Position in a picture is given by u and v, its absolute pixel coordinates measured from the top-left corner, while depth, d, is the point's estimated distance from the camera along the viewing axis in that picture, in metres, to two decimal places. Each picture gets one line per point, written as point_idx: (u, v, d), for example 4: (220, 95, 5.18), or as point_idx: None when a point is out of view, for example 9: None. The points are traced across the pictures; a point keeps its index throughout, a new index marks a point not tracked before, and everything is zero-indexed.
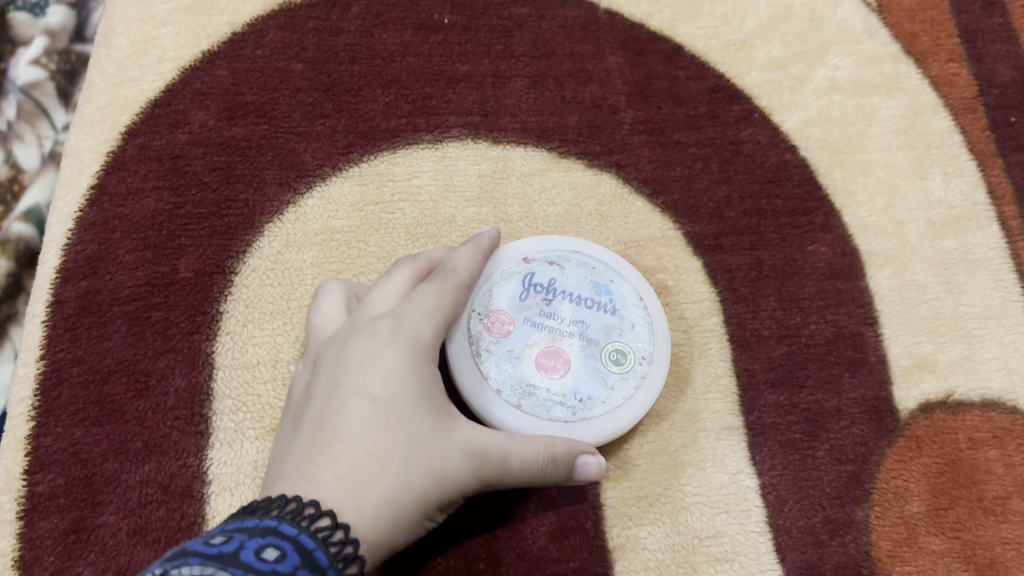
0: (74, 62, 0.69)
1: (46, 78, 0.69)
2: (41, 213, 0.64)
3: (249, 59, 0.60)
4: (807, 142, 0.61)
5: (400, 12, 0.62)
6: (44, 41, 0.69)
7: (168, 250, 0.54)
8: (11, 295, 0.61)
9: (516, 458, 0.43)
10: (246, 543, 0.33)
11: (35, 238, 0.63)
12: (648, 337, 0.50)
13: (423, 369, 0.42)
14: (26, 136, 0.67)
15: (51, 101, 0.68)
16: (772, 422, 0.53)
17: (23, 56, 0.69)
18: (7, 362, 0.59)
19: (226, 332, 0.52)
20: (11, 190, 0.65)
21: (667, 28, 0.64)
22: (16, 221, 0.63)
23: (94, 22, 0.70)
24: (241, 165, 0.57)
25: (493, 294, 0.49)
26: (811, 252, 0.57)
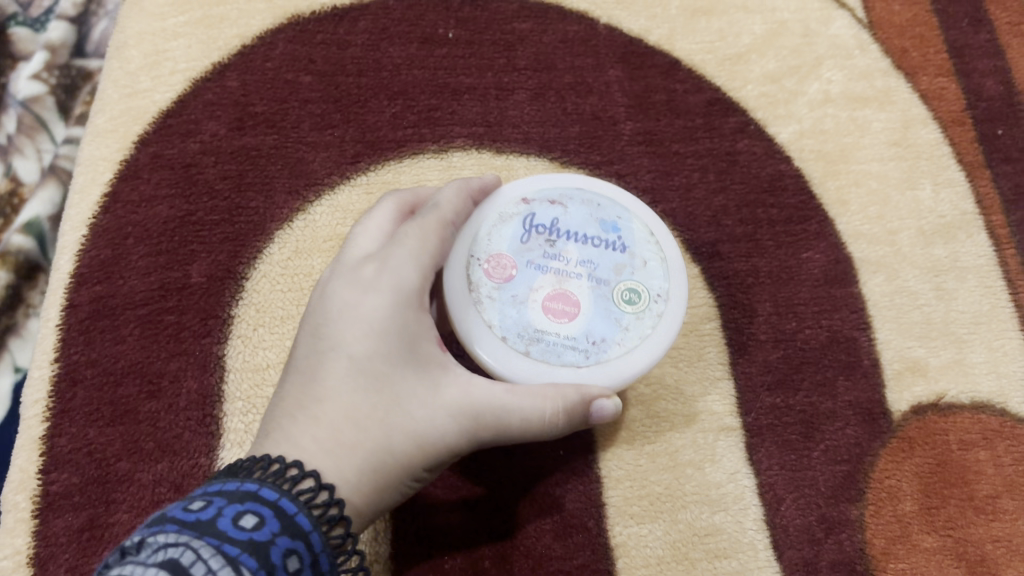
0: (74, 77, 0.71)
1: (46, 92, 0.70)
2: (42, 226, 0.65)
3: (259, 71, 0.62)
4: (801, 153, 0.63)
5: (405, 26, 0.64)
6: (45, 55, 0.71)
7: (180, 256, 0.56)
8: (10, 305, 0.63)
9: (515, 415, 0.41)
10: (224, 509, 0.35)
11: (35, 250, 0.64)
12: (662, 274, 0.47)
13: (406, 318, 0.42)
14: (25, 149, 0.69)
15: (51, 114, 0.70)
16: (769, 423, 0.54)
17: (23, 71, 0.71)
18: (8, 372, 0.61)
19: (237, 335, 0.54)
20: (11, 204, 0.67)
21: (664, 43, 0.66)
22: (15, 233, 0.65)
23: (94, 38, 0.72)
24: (252, 174, 0.58)
25: (492, 238, 0.46)
26: (806, 259, 0.59)
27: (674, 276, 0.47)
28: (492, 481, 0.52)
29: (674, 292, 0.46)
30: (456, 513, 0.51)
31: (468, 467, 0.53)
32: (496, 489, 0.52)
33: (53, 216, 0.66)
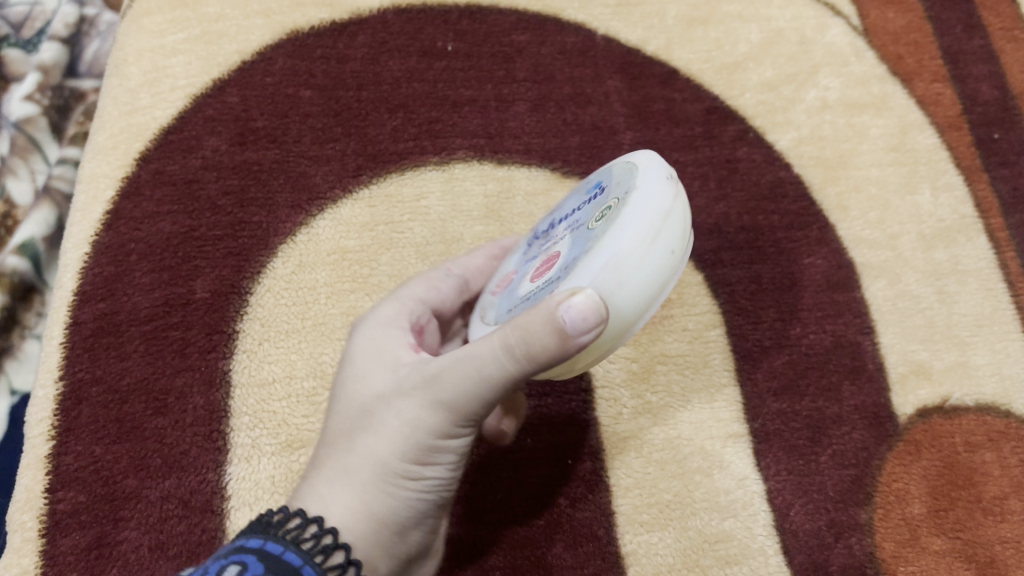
0: (67, 97, 0.72)
1: (39, 113, 0.70)
2: (37, 247, 0.65)
3: (260, 87, 0.62)
4: (800, 160, 0.63)
5: (404, 40, 0.64)
6: (38, 76, 0.71)
7: (184, 271, 0.55)
8: (6, 327, 0.63)
9: (463, 368, 0.37)
10: (209, 568, 0.35)
11: (31, 271, 0.64)
12: (635, 171, 0.38)
13: (376, 337, 0.44)
14: (18, 170, 0.68)
15: (45, 136, 0.70)
16: (776, 429, 0.54)
17: (16, 92, 0.70)
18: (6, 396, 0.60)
19: (243, 350, 0.53)
20: (4, 225, 0.66)
21: (662, 53, 0.67)
22: (9, 254, 0.64)
23: (86, 58, 0.74)
24: (254, 189, 0.58)
25: (505, 272, 0.47)
26: (808, 264, 0.59)
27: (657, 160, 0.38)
28: (501, 492, 0.52)
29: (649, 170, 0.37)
30: (465, 523, 0.52)
31: (479, 478, 0.53)
32: (505, 501, 0.52)
33: (46, 238, 0.66)
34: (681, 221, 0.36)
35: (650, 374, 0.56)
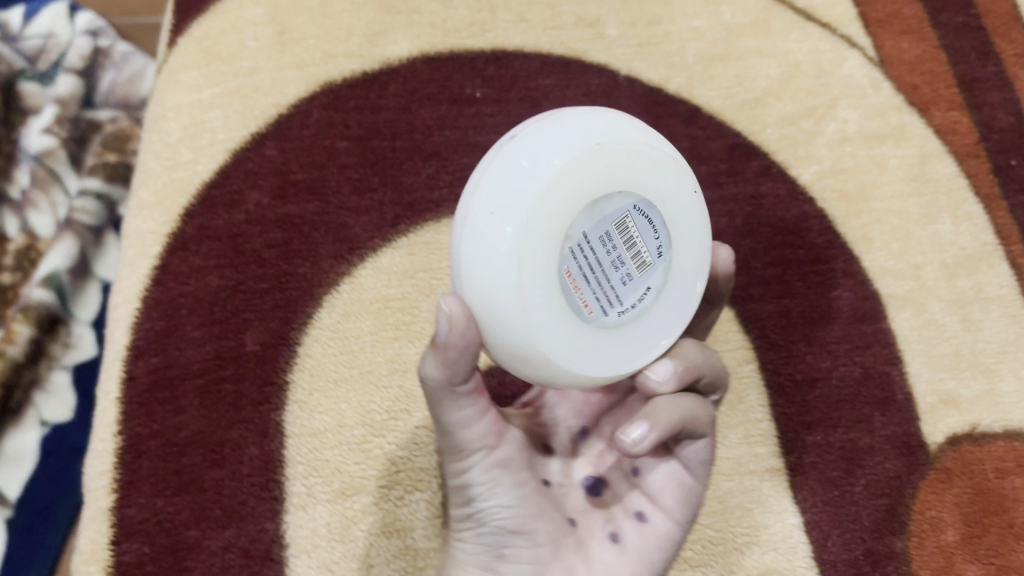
0: (84, 128, 0.83)
1: (57, 145, 0.81)
2: (59, 280, 0.76)
3: (297, 139, 0.63)
4: (823, 193, 0.65)
5: (434, 87, 0.66)
6: (55, 109, 0.81)
7: (233, 324, 0.57)
8: (34, 358, 0.74)
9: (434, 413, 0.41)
10: None
11: (55, 303, 0.75)
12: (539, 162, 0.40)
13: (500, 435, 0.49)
14: (40, 204, 0.80)
15: (63, 168, 0.81)
16: (812, 462, 0.56)
17: (36, 124, 0.81)
18: (34, 426, 0.72)
19: (294, 400, 0.55)
20: (29, 257, 0.79)
21: (684, 91, 0.69)
22: (36, 288, 0.75)
23: (101, 89, 0.84)
24: (297, 241, 0.60)
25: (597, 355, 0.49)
26: (835, 297, 0.61)
27: (518, 131, 0.38)
28: None
29: (497, 147, 0.39)
30: None
31: None
32: None
33: (69, 269, 0.76)
34: (516, 179, 0.36)
35: None
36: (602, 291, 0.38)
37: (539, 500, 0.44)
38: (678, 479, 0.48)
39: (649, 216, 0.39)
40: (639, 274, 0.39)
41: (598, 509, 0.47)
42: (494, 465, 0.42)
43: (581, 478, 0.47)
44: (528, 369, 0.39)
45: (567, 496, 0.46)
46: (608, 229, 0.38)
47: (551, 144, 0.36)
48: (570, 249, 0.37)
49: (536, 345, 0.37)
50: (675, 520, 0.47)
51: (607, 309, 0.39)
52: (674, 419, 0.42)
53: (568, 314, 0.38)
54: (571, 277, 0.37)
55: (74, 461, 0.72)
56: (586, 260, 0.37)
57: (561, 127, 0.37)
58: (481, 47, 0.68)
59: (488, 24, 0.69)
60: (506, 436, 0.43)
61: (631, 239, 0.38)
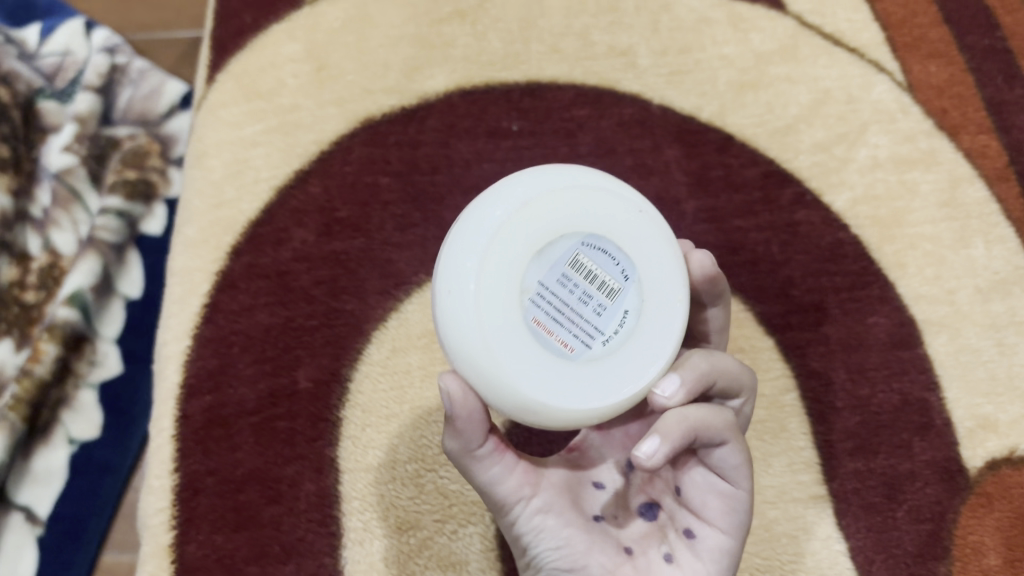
0: (103, 145, 0.84)
1: (77, 163, 0.82)
2: (84, 298, 0.76)
3: (340, 176, 0.65)
4: (857, 220, 0.66)
5: (471, 121, 0.68)
6: (75, 126, 0.82)
7: (285, 362, 0.59)
8: (60, 377, 0.75)
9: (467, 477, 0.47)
10: None
11: (79, 321, 0.75)
12: None
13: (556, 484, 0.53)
14: (62, 222, 0.81)
15: (84, 186, 0.82)
16: (854, 488, 0.57)
17: (56, 143, 0.82)
18: (63, 446, 0.73)
19: (348, 436, 0.56)
20: (53, 274, 0.80)
21: (716, 119, 0.70)
22: (61, 306, 0.75)
23: (119, 106, 0.85)
24: (344, 278, 0.61)
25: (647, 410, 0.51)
26: (872, 323, 0.62)
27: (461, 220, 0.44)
28: None
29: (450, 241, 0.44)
30: None
31: None
32: None
33: (93, 287, 0.76)
34: (463, 254, 0.41)
35: None
36: (577, 328, 0.41)
37: (588, 534, 0.47)
38: (719, 492, 0.48)
39: (601, 247, 0.42)
40: (611, 302, 0.42)
41: (653, 534, 0.49)
42: (536, 511, 0.46)
43: (636, 507, 0.50)
44: (527, 416, 0.42)
45: (621, 526, 0.49)
46: (565, 270, 0.41)
47: (483, 218, 0.42)
48: (531, 298, 0.41)
49: (522, 391, 0.41)
50: (726, 531, 0.48)
51: (590, 342, 0.42)
52: (685, 430, 0.41)
53: (548, 357, 0.41)
54: (541, 323, 0.41)
55: (103, 477, 0.74)
56: (551, 303, 0.41)
57: (494, 194, 0.42)
58: (516, 80, 0.70)
59: (521, 56, 0.71)
60: (544, 485, 0.47)
61: (591, 273, 0.42)
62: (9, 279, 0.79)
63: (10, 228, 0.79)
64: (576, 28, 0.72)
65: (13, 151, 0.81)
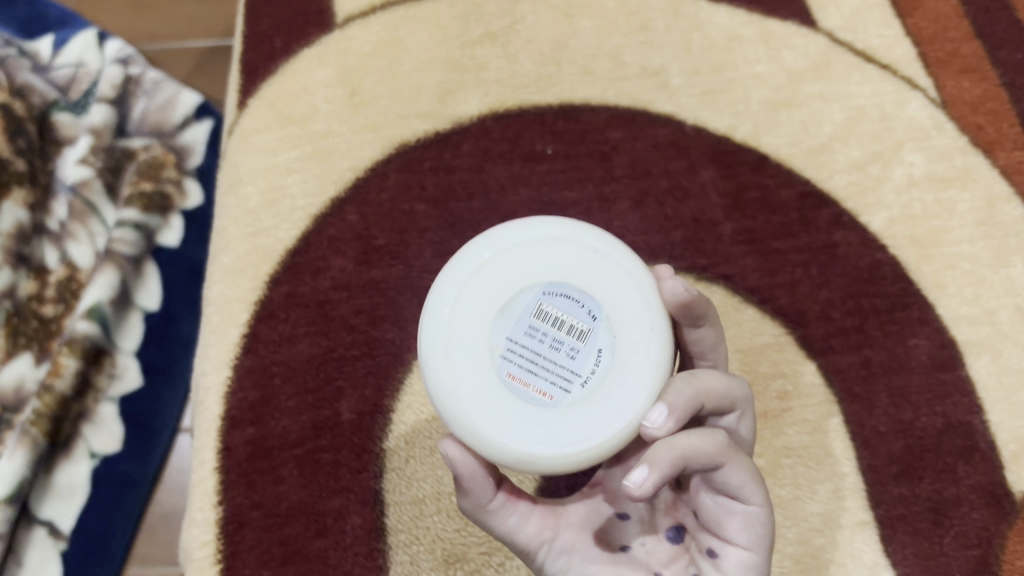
0: (118, 156, 0.84)
1: (93, 175, 0.82)
2: (102, 312, 0.77)
3: (376, 203, 0.65)
4: (894, 240, 0.65)
5: (506, 145, 0.68)
6: (90, 139, 0.83)
7: (328, 393, 0.59)
8: (82, 391, 0.76)
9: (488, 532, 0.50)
10: None
11: (99, 335, 0.77)
12: None
13: None
14: (79, 235, 0.82)
15: (99, 198, 0.82)
16: (899, 514, 0.57)
17: (71, 155, 0.83)
18: (85, 460, 0.75)
19: (391, 468, 0.57)
20: (71, 288, 0.81)
21: (751, 138, 0.69)
22: (80, 320, 0.77)
23: (134, 117, 0.87)
24: (384, 306, 0.61)
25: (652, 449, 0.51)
26: (913, 345, 0.62)
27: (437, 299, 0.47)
28: None
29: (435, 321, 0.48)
30: None
31: None
32: None
33: (111, 301, 0.78)
34: (433, 329, 0.45)
35: (777, 469, 0.58)
36: (554, 374, 0.43)
37: (615, 564, 0.49)
38: (733, 512, 0.46)
39: (563, 294, 0.44)
40: (584, 344, 0.43)
41: (683, 556, 0.50)
42: (559, 552, 0.49)
43: (663, 532, 0.50)
44: (526, 467, 0.43)
45: (650, 553, 0.50)
46: (530, 322, 0.44)
47: (445, 293, 0.45)
48: (502, 355, 0.43)
49: (509, 442, 0.43)
50: (747, 547, 0.46)
51: (568, 387, 0.43)
52: (674, 459, 0.41)
53: (530, 407, 0.43)
54: (516, 376, 0.43)
55: (126, 492, 0.75)
56: (522, 356, 0.43)
57: (454, 267, 0.46)
58: (549, 102, 0.69)
59: (554, 78, 0.70)
60: (564, 525, 0.50)
61: (559, 320, 0.44)
62: (27, 294, 0.80)
63: (27, 241, 0.80)
64: (607, 49, 0.72)
65: (30, 164, 0.81)
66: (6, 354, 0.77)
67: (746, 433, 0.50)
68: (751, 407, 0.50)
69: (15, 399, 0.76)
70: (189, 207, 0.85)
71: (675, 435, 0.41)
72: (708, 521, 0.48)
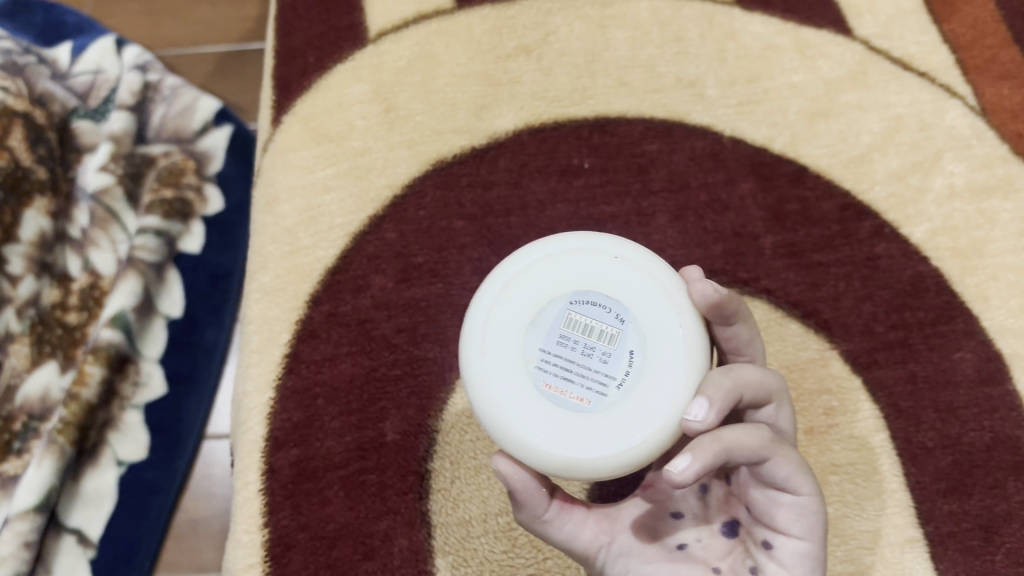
0: (138, 163, 0.84)
1: (114, 182, 0.83)
2: (126, 319, 0.78)
3: (415, 221, 0.65)
4: (936, 252, 0.64)
5: (543, 160, 0.67)
6: (110, 146, 0.83)
7: (372, 414, 0.59)
8: (107, 400, 0.77)
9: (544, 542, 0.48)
10: None
11: (123, 342, 0.77)
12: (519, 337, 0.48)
13: None
14: (100, 242, 0.82)
15: (121, 205, 0.82)
16: (950, 531, 0.57)
17: (92, 163, 0.83)
18: (113, 467, 0.75)
19: (438, 489, 0.57)
20: (94, 295, 0.81)
21: (789, 149, 0.68)
22: (104, 327, 0.77)
23: (153, 123, 0.86)
24: (425, 325, 0.62)
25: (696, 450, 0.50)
26: (958, 359, 0.61)
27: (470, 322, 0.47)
28: None
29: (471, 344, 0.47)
30: None
31: None
32: None
33: (135, 308, 0.78)
34: (467, 348, 0.44)
35: (824, 486, 0.58)
36: (590, 380, 0.42)
37: (673, 563, 0.47)
38: (783, 502, 0.45)
39: (590, 301, 0.43)
40: (615, 348, 0.43)
41: (738, 547, 0.48)
42: (617, 555, 0.47)
43: (717, 526, 0.49)
44: (569, 474, 0.42)
45: (705, 547, 0.48)
46: (562, 331, 0.43)
47: (475, 313, 0.45)
48: (537, 366, 0.42)
49: (551, 451, 0.42)
50: (802, 536, 0.45)
51: (604, 390, 0.42)
52: (718, 450, 0.40)
53: (568, 414, 0.42)
54: (552, 386, 0.42)
55: (153, 499, 0.76)
56: (556, 365, 0.42)
57: (482, 288, 0.46)
58: (585, 115, 0.69)
59: (589, 91, 0.70)
60: (619, 526, 0.49)
61: (588, 327, 0.43)
62: (51, 302, 0.81)
63: (49, 250, 0.81)
64: (641, 60, 0.71)
65: (50, 173, 0.82)
66: (32, 364, 0.79)
67: (787, 424, 0.48)
68: (790, 397, 0.48)
69: (42, 408, 0.78)
70: (210, 213, 0.84)
71: (719, 427, 0.40)
72: (760, 513, 0.46)
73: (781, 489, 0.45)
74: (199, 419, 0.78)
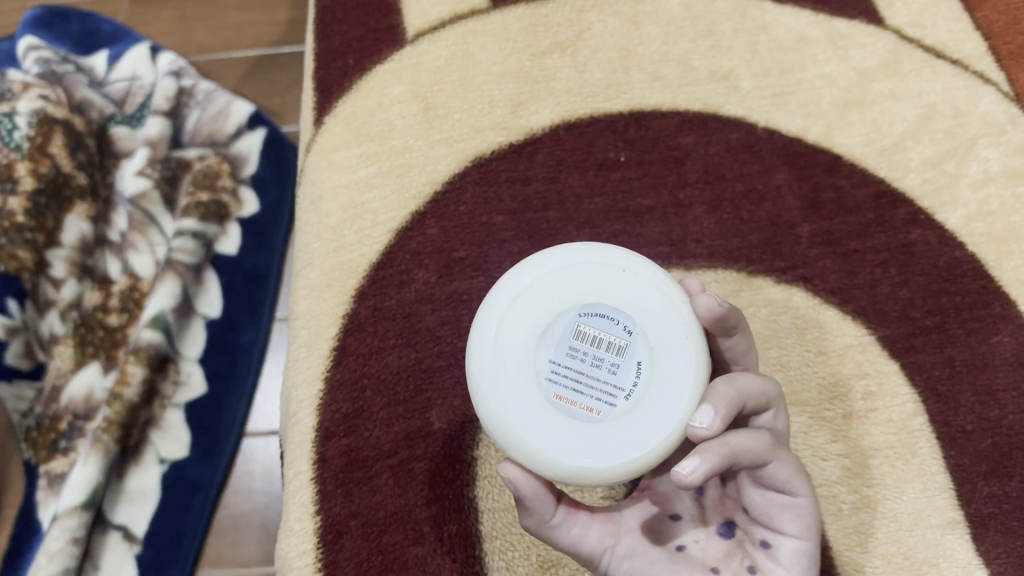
0: (174, 168, 0.86)
1: (151, 186, 0.85)
2: (166, 321, 0.79)
3: (455, 217, 0.66)
4: (973, 238, 0.65)
5: (580, 154, 0.69)
6: (147, 151, 0.85)
7: (418, 404, 0.61)
8: (148, 398, 0.79)
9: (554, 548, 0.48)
10: None
11: (163, 343, 0.79)
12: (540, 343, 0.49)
13: None
14: (139, 245, 0.84)
15: (158, 209, 0.85)
16: (991, 513, 0.57)
17: (130, 167, 0.85)
18: (155, 465, 0.78)
19: (484, 475, 0.58)
20: (134, 297, 0.84)
21: (824, 139, 0.69)
22: (144, 328, 0.79)
23: (188, 128, 0.88)
24: (467, 317, 0.63)
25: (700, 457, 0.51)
26: (996, 343, 0.62)
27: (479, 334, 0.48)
28: None
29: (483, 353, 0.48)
30: None
31: None
32: None
33: (174, 309, 0.80)
34: (478, 361, 0.45)
35: (864, 469, 0.59)
36: (598, 391, 0.43)
37: (675, 565, 0.48)
38: (779, 504, 0.47)
39: (598, 313, 0.44)
40: (622, 359, 0.44)
41: (735, 549, 0.49)
42: (622, 557, 0.47)
43: (714, 527, 0.50)
44: (581, 480, 0.43)
45: (704, 549, 0.49)
46: (571, 343, 0.44)
47: (485, 327, 0.45)
48: (547, 377, 0.43)
49: (561, 459, 0.43)
50: (799, 535, 0.47)
51: (613, 401, 0.43)
52: (725, 454, 0.40)
53: (577, 425, 0.43)
54: (563, 397, 0.43)
55: (194, 494, 0.78)
56: (567, 376, 0.43)
57: (491, 302, 0.46)
58: (620, 110, 0.70)
59: (623, 86, 0.71)
60: (623, 531, 0.48)
61: (597, 339, 0.44)
62: (93, 303, 0.83)
63: (90, 254, 0.84)
64: (675, 54, 0.72)
65: (90, 178, 0.84)
66: (76, 364, 0.81)
67: (783, 429, 0.49)
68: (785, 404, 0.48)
69: (86, 408, 0.80)
70: (245, 214, 0.86)
71: (720, 432, 0.41)
72: (757, 514, 0.48)
73: (778, 491, 0.46)
74: (239, 414, 0.81)
